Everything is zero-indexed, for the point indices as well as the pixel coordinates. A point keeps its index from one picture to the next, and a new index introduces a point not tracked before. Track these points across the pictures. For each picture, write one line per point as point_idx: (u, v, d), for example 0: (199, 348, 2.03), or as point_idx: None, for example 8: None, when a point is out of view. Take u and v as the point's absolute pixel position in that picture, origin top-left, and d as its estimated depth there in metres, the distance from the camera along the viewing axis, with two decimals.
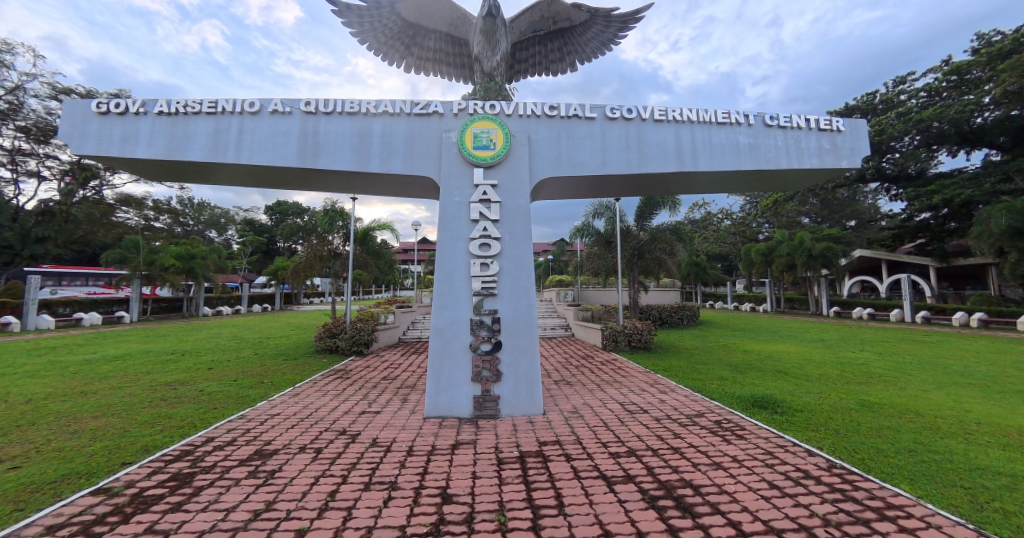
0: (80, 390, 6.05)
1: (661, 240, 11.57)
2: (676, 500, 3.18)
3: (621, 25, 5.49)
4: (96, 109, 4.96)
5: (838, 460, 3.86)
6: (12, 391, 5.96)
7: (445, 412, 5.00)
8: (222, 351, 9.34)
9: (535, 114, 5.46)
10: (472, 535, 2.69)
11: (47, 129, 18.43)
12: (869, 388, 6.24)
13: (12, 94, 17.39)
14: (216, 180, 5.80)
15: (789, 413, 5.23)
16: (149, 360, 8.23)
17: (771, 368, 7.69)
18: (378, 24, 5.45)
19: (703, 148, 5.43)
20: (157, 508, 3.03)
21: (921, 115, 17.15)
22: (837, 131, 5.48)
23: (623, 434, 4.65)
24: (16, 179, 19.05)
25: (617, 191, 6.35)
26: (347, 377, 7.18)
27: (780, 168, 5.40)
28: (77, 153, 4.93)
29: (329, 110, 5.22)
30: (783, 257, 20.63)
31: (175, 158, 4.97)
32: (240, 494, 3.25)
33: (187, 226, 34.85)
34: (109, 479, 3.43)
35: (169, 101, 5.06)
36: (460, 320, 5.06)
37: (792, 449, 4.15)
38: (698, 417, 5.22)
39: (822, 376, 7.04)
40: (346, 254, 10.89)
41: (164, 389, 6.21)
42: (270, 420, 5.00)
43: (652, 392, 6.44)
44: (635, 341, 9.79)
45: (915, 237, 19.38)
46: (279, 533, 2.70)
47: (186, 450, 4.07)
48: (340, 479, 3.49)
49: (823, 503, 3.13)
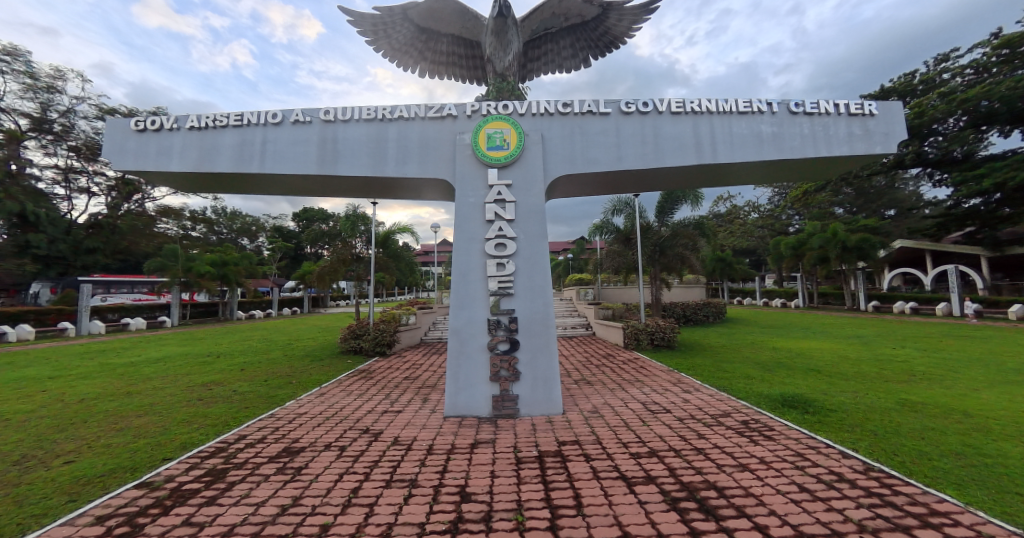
0: (125, 390, 6.47)
1: (683, 235, 11.29)
2: (698, 502, 3.11)
3: (634, 18, 5.40)
4: (134, 127, 5.30)
5: (876, 463, 3.65)
6: (67, 390, 6.50)
7: (464, 412, 5.06)
8: (255, 352, 9.84)
9: (547, 112, 5.43)
10: (490, 533, 2.72)
11: (95, 147, 19.83)
12: (907, 387, 5.90)
13: (64, 116, 18.91)
14: (241, 189, 6.07)
15: (821, 413, 5.00)
16: (187, 361, 8.76)
17: (802, 367, 7.31)
18: (391, 30, 5.57)
19: (723, 139, 5.27)
20: (194, 501, 3.21)
21: (968, 95, 15.98)
22: (869, 115, 5.21)
23: (645, 434, 4.57)
24: (69, 195, 20.56)
25: (632, 188, 6.27)
26: (370, 377, 7.37)
27: (806, 157, 5.16)
28: (117, 168, 5.28)
29: (347, 118, 5.39)
30: (814, 250, 19.67)
31: (203, 171, 5.26)
32: (269, 489, 3.39)
33: (221, 235, 36.55)
34: (150, 473, 3.65)
35: (198, 116, 5.34)
36: (476, 320, 5.10)
37: (824, 450, 3.97)
38: (724, 418, 5.05)
39: (858, 375, 6.64)
40: (368, 257, 11.09)
41: (200, 388, 6.58)
42: (298, 419, 5.20)
43: (674, 391, 6.27)
44: (658, 339, 9.55)
45: (963, 225, 17.92)
46: (305, 528, 2.81)
47: (220, 447, 4.28)
48: (362, 477, 3.58)
49: (859, 508, 2.97)
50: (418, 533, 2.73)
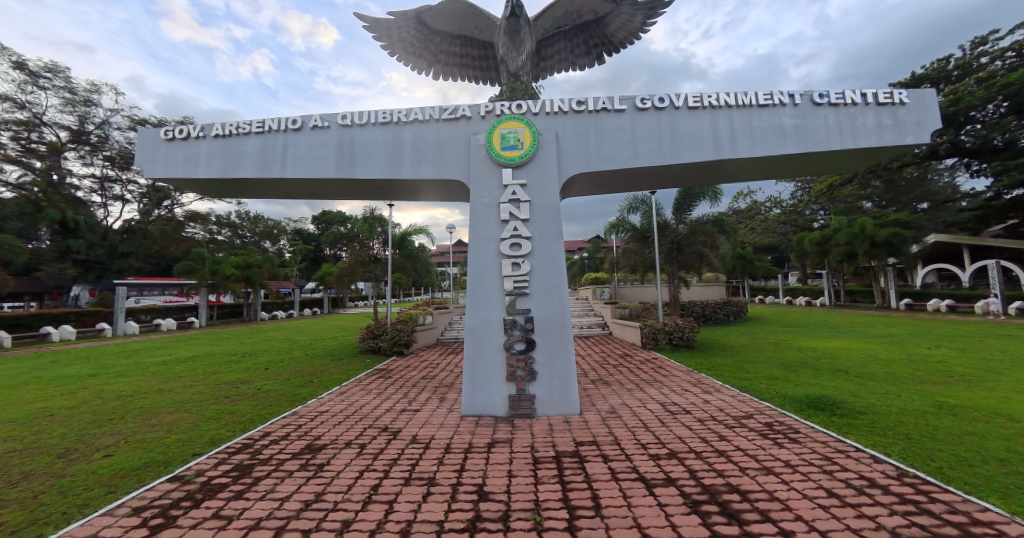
0: (158, 388, 6.76)
1: (701, 233, 11.05)
2: (721, 505, 3.04)
3: (648, 12, 5.34)
4: (164, 136, 5.53)
5: (911, 468, 3.50)
6: (104, 388, 6.83)
7: (481, 411, 5.09)
8: (278, 352, 10.13)
9: (561, 111, 5.39)
10: (508, 532, 2.74)
11: (128, 156, 20.81)
12: (943, 389, 5.62)
13: (99, 128, 19.91)
14: (264, 194, 6.26)
15: (850, 416, 4.81)
16: (214, 361, 9.07)
17: (829, 368, 7.06)
18: (405, 34, 5.64)
19: (743, 133, 5.13)
20: (223, 495, 3.34)
21: (1008, 79, 15.09)
22: (899, 104, 4.98)
23: (664, 435, 4.49)
24: (105, 202, 21.60)
25: (648, 185, 6.17)
26: (389, 377, 7.48)
27: (831, 149, 4.98)
28: (149, 176, 5.53)
29: (363, 122, 5.49)
30: (841, 246, 18.94)
31: (228, 177, 5.45)
32: (293, 485, 3.49)
33: (244, 238, 37.74)
34: (182, 468, 3.81)
35: (223, 123, 5.54)
36: (492, 320, 5.12)
37: (854, 454, 3.82)
38: (746, 419, 4.92)
39: (890, 376, 6.37)
40: (385, 258, 11.26)
41: (227, 387, 6.82)
42: (320, 417, 5.34)
43: (694, 392, 6.15)
44: (677, 339, 9.38)
45: (1004, 218, 16.93)
46: (327, 523, 2.88)
47: (246, 444, 4.43)
48: (382, 474, 3.65)
49: (893, 515, 2.85)
50: (437, 531, 2.76)
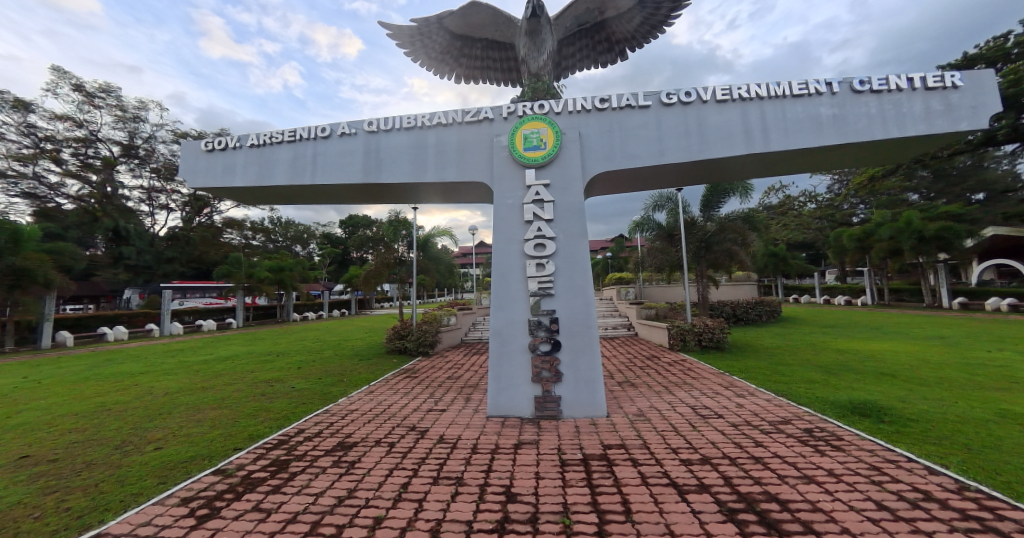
0: (200, 386, 7.12)
1: (731, 230, 10.64)
2: (759, 515, 2.90)
3: (673, 5, 5.20)
4: (204, 148, 5.84)
5: (972, 482, 3.23)
6: (153, 385, 7.25)
7: (507, 412, 5.09)
8: (311, 352, 10.48)
9: (584, 109, 5.33)
10: (537, 534, 2.72)
11: (172, 168, 22.18)
12: (1007, 395, 5.17)
13: (147, 142, 21.31)
14: (296, 200, 6.50)
15: (900, 423, 4.50)
16: (251, 360, 9.49)
17: (875, 371, 6.62)
18: (428, 39, 5.73)
19: (776, 126, 4.92)
20: (262, 488, 3.48)
21: None
22: (951, 88, 4.64)
23: (695, 439, 4.35)
24: (152, 211, 23.07)
25: (675, 182, 6.01)
26: (415, 377, 7.59)
27: (874, 139, 4.69)
28: (192, 186, 5.84)
29: (389, 127, 5.61)
30: (884, 241, 17.83)
31: (263, 184, 5.69)
32: (326, 481, 3.61)
33: (277, 243, 39.37)
34: (224, 461, 4.01)
35: (257, 134, 5.80)
36: (517, 321, 5.12)
37: (906, 465, 3.57)
38: (783, 425, 4.70)
39: (943, 380, 5.93)
40: (410, 260, 11.46)
41: (263, 385, 7.13)
42: (350, 415, 5.49)
43: (726, 395, 5.93)
44: (707, 340, 9.09)
45: None
46: (359, 519, 2.96)
47: (282, 440, 4.62)
48: (411, 472, 3.72)
49: (952, 532, 2.64)
50: (465, 531, 2.78)
